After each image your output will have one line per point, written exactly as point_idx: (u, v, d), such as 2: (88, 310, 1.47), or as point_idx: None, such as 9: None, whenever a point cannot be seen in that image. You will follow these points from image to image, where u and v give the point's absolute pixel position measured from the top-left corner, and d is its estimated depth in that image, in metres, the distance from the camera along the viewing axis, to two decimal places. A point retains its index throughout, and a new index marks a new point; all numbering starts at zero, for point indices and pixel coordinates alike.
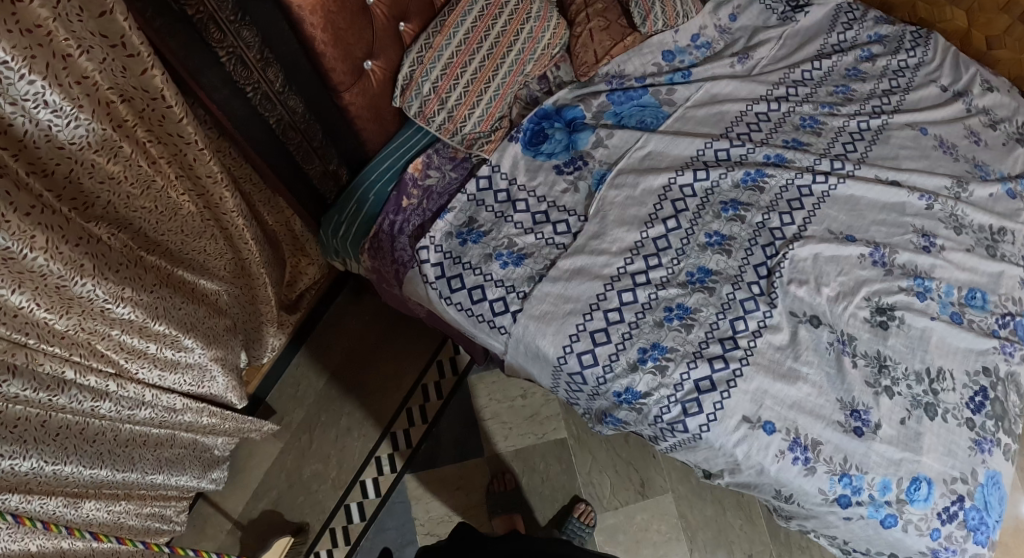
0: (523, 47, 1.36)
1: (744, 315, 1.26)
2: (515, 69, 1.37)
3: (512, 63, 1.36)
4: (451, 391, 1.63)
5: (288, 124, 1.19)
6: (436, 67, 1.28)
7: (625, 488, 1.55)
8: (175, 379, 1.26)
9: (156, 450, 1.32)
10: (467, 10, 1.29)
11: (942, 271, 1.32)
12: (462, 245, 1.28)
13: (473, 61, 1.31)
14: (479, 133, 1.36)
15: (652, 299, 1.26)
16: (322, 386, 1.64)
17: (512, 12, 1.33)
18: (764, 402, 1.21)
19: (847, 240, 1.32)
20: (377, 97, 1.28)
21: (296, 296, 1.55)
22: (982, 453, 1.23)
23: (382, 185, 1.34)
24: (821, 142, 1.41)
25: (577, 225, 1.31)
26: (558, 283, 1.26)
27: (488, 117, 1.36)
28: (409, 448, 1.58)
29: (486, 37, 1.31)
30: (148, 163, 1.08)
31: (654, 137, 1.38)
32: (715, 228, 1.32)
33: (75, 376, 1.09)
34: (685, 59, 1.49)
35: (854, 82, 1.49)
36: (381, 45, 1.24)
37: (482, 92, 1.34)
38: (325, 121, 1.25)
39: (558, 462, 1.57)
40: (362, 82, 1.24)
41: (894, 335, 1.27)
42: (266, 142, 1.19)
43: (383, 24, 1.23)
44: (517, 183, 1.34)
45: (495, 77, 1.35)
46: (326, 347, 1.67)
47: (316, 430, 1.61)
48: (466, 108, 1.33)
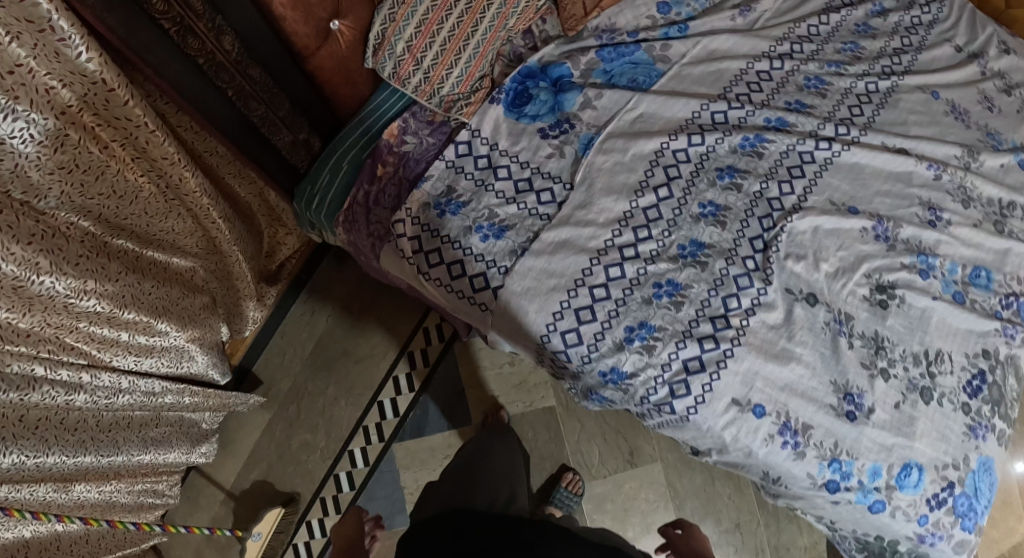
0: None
1: (737, 293, 1.19)
2: (498, 22, 1.26)
3: (495, 15, 1.25)
4: (437, 358, 1.58)
5: (250, 93, 1.09)
6: (410, 25, 1.20)
7: (614, 457, 1.52)
8: (152, 363, 1.20)
9: (142, 430, 1.27)
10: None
11: (947, 247, 1.27)
12: (440, 216, 1.20)
13: (451, 16, 1.22)
14: (458, 95, 1.27)
15: (641, 275, 1.18)
16: (309, 355, 1.59)
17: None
18: (754, 384, 1.17)
19: (850, 211, 1.26)
20: (344, 59, 1.20)
21: (276, 268, 1.49)
22: (976, 439, 1.22)
23: (357, 153, 1.26)
24: (825, 104, 1.33)
25: (562, 194, 1.22)
26: (541, 257, 1.18)
27: (468, 77, 1.26)
28: (397, 418, 1.55)
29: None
30: (99, 148, 0.99)
31: (647, 97, 1.28)
32: (710, 197, 1.23)
33: (46, 372, 1.04)
34: (682, 11, 1.36)
35: (864, 39, 1.40)
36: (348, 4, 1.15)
37: (461, 50, 1.24)
38: (291, 89, 1.16)
39: (547, 430, 1.54)
40: (328, 44, 1.16)
41: (893, 314, 1.22)
42: (227, 116, 1.09)
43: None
44: (498, 148, 1.25)
45: (475, 32, 1.24)
46: (309, 314, 1.61)
47: (303, 400, 1.57)
48: (444, 67, 1.24)
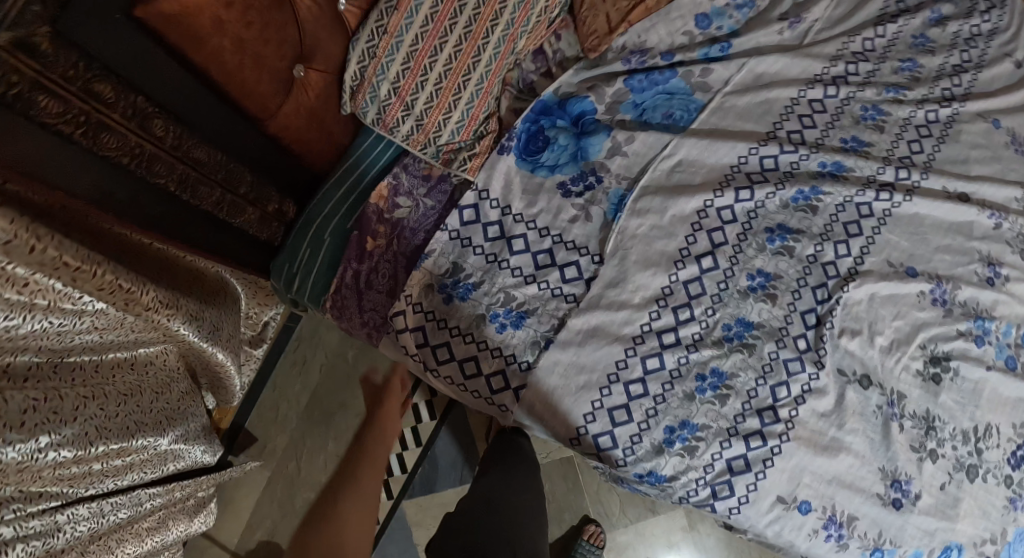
0: (514, 16, 0.98)
1: (787, 379, 1.05)
2: (508, 46, 1.00)
3: (503, 38, 0.99)
4: (446, 406, 1.39)
5: (196, 180, 0.88)
6: (394, 61, 0.95)
7: (637, 504, 1.41)
8: (137, 476, 1.03)
9: (136, 527, 1.07)
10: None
11: (1004, 308, 1.15)
12: (448, 303, 1.01)
13: (446, 46, 0.96)
14: (462, 141, 1.03)
15: (682, 366, 1.03)
16: (303, 408, 1.38)
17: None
18: (801, 479, 1.06)
19: (908, 274, 1.11)
20: (317, 112, 0.97)
21: (262, 327, 1.27)
22: (1015, 511, 1.15)
23: (338, 221, 1.03)
24: (884, 140, 1.15)
25: (590, 268, 1.02)
26: (569, 349, 1.00)
27: (471, 121, 1.02)
28: (404, 473, 1.36)
29: (461, 7, 0.95)
30: (17, 296, 0.72)
31: (687, 141, 1.07)
32: (759, 265, 1.06)
33: (14, 528, 0.86)
34: (724, 25, 1.13)
35: (923, 55, 1.21)
36: (316, 43, 0.92)
37: (461, 87, 0.99)
38: (249, 159, 0.94)
39: (566, 478, 1.42)
40: (294, 97, 0.93)
41: (946, 390, 1.12)
42: (171, 213, 0.87)
43: (316, 16, 0.89)
44: (511, 212, 1.02)
45: (478, 62, 0.99)
46: (300, 364, 1.40)
47: (302, 456, 1.37)
48: (441, 111, 1.00)
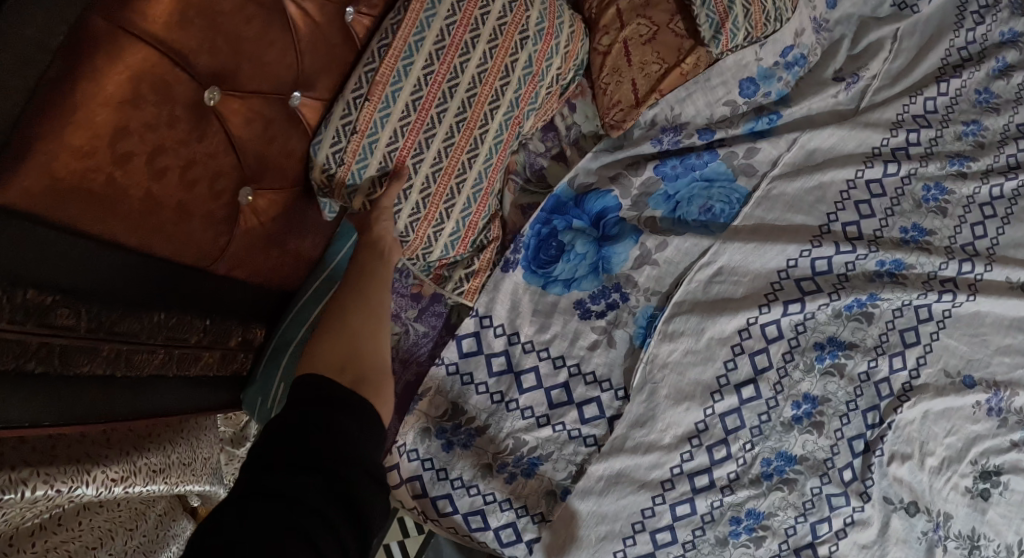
0: (516, 96, 0.80)
1: (828, 514, 0.93)
2: (509, 135, 0.82)
3: (504, 125, 0.80)
4: None
5: (133, 348, 0.66)
6: (367, 167, 0.75)
7: None
8: None
9: None
10: (408, 51, 0.73)
11: None
12: (448, 450, 0.85)
13: (433, 142, 0.77)
14: (459, 255, 0.83)
15: (714, 509, 0.89)
16: None
17: (492, 40, 0.77)
18: None
19: (965, 384, 0.99)
20: (275, 237, 0.75)
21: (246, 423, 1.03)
22: None
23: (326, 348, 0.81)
24: (946, 226, 1.00)
25: (614, 404, 0.87)
26: (588, 499, 0.85)
27: (470, 229, 0.82)
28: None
29: (449, 92, 0.76)
30: None
31: (731, 244, 0.90)
32: (805, 388, 0.92)
33: None
34: (773, 89, 0.95)
35: (987, 116, 1.07)
36: (263, 158, 0.70)
37: (455, 191, 0.79)
38: (198, 301, 0.72)
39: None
40: (241, 228, 0.71)
41: (994, 506, 1.01)
42: (105, 400, 0.65)
43: (255, 129, 0.67)
44: (520, 338, 0.87)
45: (473, 158, 0.79)
46: None
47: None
48: (430, 223, 0.79)
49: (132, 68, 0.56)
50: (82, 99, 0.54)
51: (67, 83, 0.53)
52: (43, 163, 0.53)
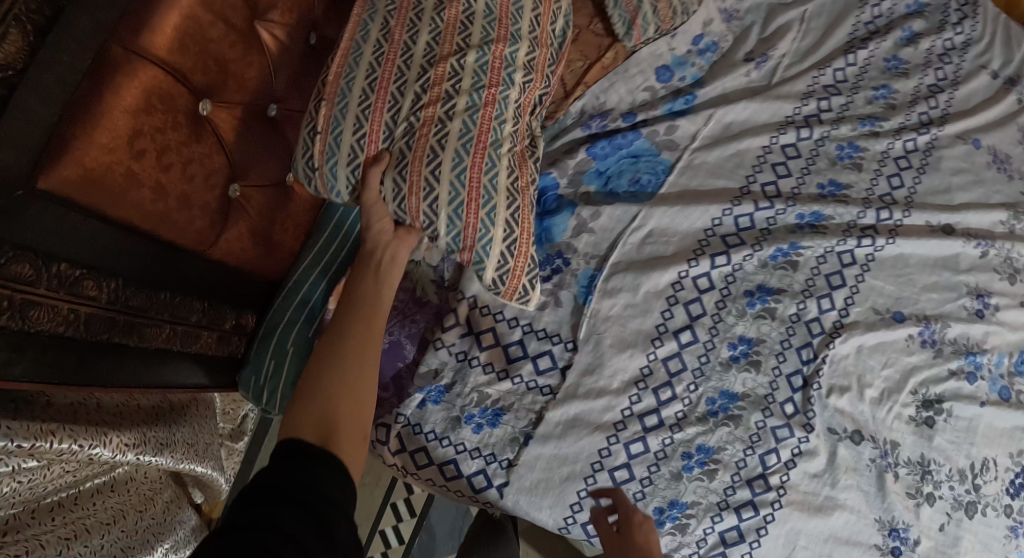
0: (476, 60, 0.86)
1: (776, 446, 1.02)
2: (486, 95, 0.86)
3: (471, 85, 0.86)
4: None
5: (143, 322, 0.80)
6: (337, 162, 0.87)
7: None
8: None
9: None
10: (351, 60, 0.87)
11: (995, 338, 1.13)
12: (421, 406, 0.95)
13: (399, 123, 0.86)
14: (478, 219, 0.86)
15: (667, 446, 0.99)
16: None
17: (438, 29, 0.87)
18: (797, 542, 1.03)
19: (896, 319, 1.08)
20: (260, 229, 0.90)
21: (242, 420, 1.18)
22: (1017, 539, 1.14)
23: (302, 329, 0.95)
24: (862, 179, 1.11)
25: (564, 356, 0.98)
26: (549, 443, 0.96)
27: (472, 187, 0.85)
28: (403, 544, 1.30)
29: (405, 76, 0.86)
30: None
31: (657, 208, 1.01)
32: (740, 331, 1.02)
33: None
34: (687, 73, 1.06)
35: (896, 80, 1.18)
36: (247, 160, 0.85)
37: (431, 160, 0.85)
38: (199, 283, 0.87)
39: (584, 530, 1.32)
40: (231, 219, 0.86)
41: (940, 432, 1.09)
42: (120, 365, 0.80)
43: (240, 135, 0.84)
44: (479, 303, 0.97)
45: (447, 126, 0.85)
46: None
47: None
48: (419, 198, 0.85)
49: (144, 83, 0.71)
50: (106, 108, 0.69)
51: (95, 96, 0.68)
52: (82, 154, 0.68)
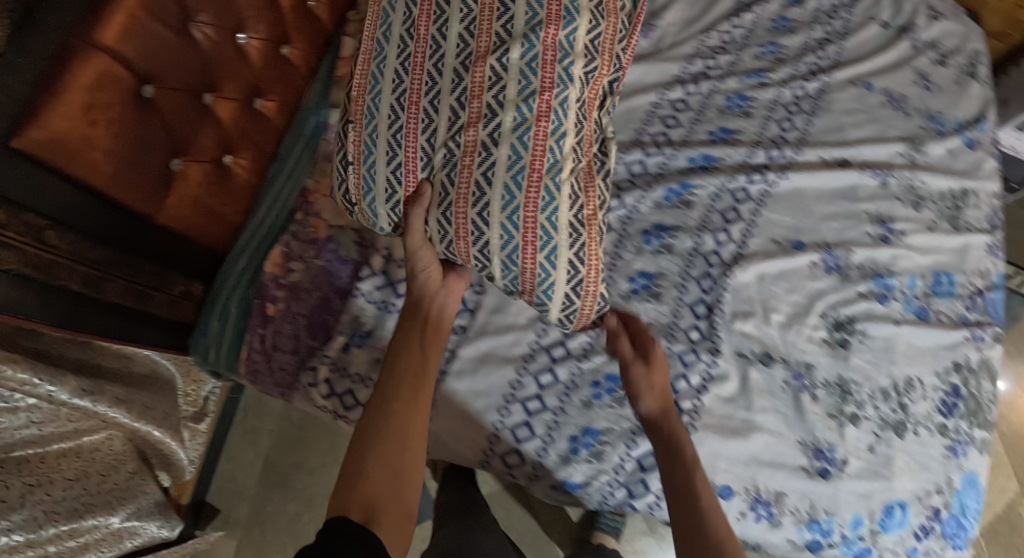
0: (526, 89, 0.91)
1: (684, 371, 1.08)
2: (536, 113, 0.91)
3: (518, 112, 0.91)
4: None
5: (102, 276, 0.91)
6: (376, 199, 0.99)
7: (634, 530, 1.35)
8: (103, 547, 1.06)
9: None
10: (371, 105, 0.98)
11: (905, 260, 1.17)
12: (346, 351, 1.05)
13: (434, 148, 0.95)
14: (533, 263, 0.92)
15: (575, 376, 1.06)
16: (261, 472, 1.33)
17: (467, 26, 0.95)
18: (717, 466, 1.07)
19: (795, 247, 1.14)
20: (205, 200, 0.99)
21: (204, 401, 1.24)
22: (957, 458, 1.15)
23: (240, 292, 1.05)
24: (752, 125, 1.19)
25: (473, 298, 1.08)
26: (464, 378, 1.05)
27: (528, 226, 0.91)
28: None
29: (434, 88, 0.95)
30: None
31: None
32: (639, 267, 1.10)
33: None
34: None
35: (783, 37, 1.27)
36: (189, 138, 0.95)
37: (476, 203, 0.92)
38: (151, 248, 0.97)
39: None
40: (176, 190, 0.96)
41: (856, 352, 1.13)
42: (84, 311, 0.90)
43: (185, 114, 0.94)
44: (394, 258, 1.07)
45: (491, 157, 0.92)
46: (251, 432, 1.35)
47: (265, 524, 1.31)
48: (467, 241, 0.93)
49: (101, 64, 0.83)
50: (67, 82, 0.81)
51: (59, 71, 0.80)
52: (46, 124, 0.80)
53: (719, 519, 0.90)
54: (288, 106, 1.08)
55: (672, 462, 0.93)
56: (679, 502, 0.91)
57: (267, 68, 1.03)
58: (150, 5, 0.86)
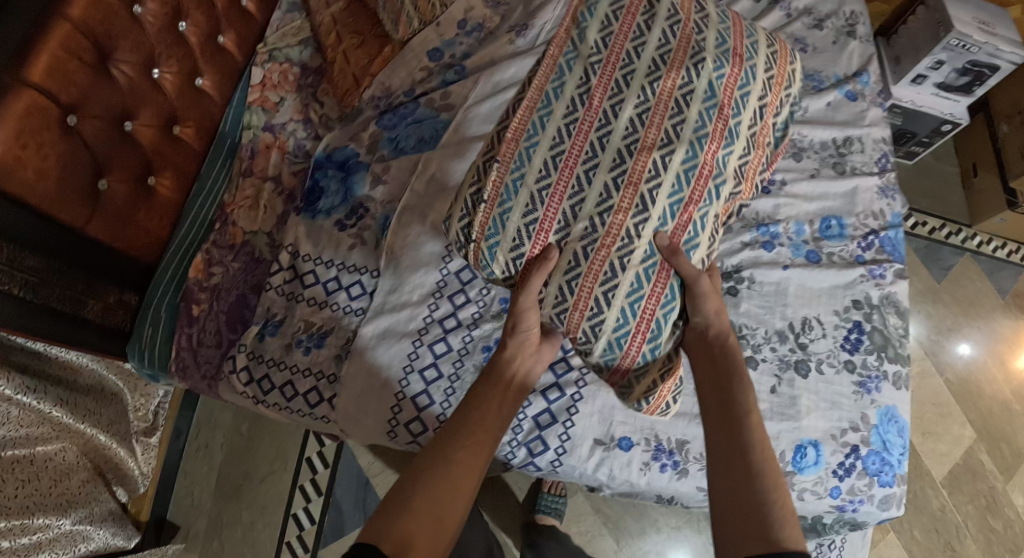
0: (723, 178, 1.06)
1: None
2: (678, 215, 1.04)
3: (664, 211, 1.03)
4: (336, 457, 1.45)
5: (39, 282, 0.98)
6: (500, 245, 1.04)
7: (581, 512, 1.40)
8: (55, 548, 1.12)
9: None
10: (669, 123, 1.04)
11: (788, 208, 1.22)
12: (260, 340, 1.14)
13: (578, 215, 1.03)
14: (637, 352, 1.03)
15: (467, 343, 1.15)
16: (215, 485, 1.44)
17: (640, 113, 1.05)
18: (613, 418, 1.11)
19: None
20: (129, 215, 1.09)
21: (153, 416, 1.35)
22: (868, 394, 1.14)
23: (168, 299, 1.16)
24: None
25: (372, 283, 1.16)
26: (365, 354, 1.13)
27: (644, 316, 1.02)
28: (314, 524, 1.41)
29: (592, 160, 1.04)
30: None
31: (434, 155, 1.17)
32: None
33: None
34: (456, 51, 1.24)
35: None
36: (112, 160, 1.04)
37: (605, 282, 1.01)
38: (85, 261, 1.05)
39: (493, 486, 1.41)
40: (103, 207, 1.04)
41: (746, 299, 1.16)
42: (30, 315, 0.98)
43: (109, 140, 1.03)
44: (300, 254, 1.17)
45: (630, 247, 1.02)
46: (203, 448, 1.46)
47: (223, 534, 1.41)
48: (582, 314, 1.02)
49: (29, 97, 0.92)
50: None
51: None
52: None
53: (763, 445, 0.95)
54: (204, 130, 1.21)
55: (727, 386, 1.00)
56: (724, 420, 0.98)
57: (180, 98, 1.14)
58: (69, 44, 0.96)
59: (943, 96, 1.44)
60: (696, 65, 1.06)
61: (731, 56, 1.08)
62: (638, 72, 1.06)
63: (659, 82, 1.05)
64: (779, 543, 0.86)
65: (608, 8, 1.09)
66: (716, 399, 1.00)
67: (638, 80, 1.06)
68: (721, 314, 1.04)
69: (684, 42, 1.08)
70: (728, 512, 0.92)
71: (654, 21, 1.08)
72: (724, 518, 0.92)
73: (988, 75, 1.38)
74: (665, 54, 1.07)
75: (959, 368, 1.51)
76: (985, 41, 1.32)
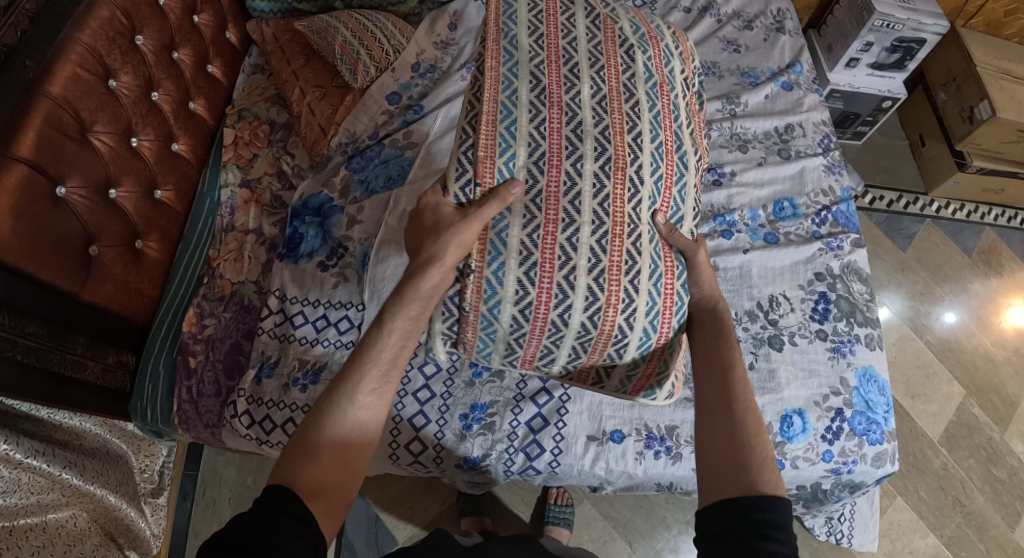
0: (687, 141, 1.04)
1: None
2: (664, 189, 1.00)
3: (654, 185, 0.99)
4: None
5: (39, 347, 1.04)
6: (508, 263, 0.95)
7: (596, 519, 1.42)
8: None
9: None
10: (630, 108, 1.00)
11: (740, 197, 1.29)
12: (259, 383, 1.19)
13: (580, 210, 0.95)
14: (669, 329, 1.00)
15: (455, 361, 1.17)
16: None
17: (599, 101, 0.99)
18: (602, 413, 1.15)
19: None
20: (122, 277, 1.16)
21: (160, 476, 1.40)
22: (844, 357, 1.19)
23: (167, 353, 1.22)
24: None
25: (359, 315, 1.21)
26: None
27: (666, 292, 0.99)
28: None
29: (575, 152, 0.97)
30: None
31: (403, 191, 1.25)
32: None
33: None
34: (413, 93, 1.35)
35: None
36: (99, 226, 1.11)
37: (628, 271, 0.97)
38: (83, 325, 1.11)
39: (500, 506, 1.44)
40: (95, 272, 1.11)
41: None
42: (33, 381, 1.03)
43: (94, 207, 1.10)
44: (288, 297, 1.23)
45: (637, 231, 0.97)
46: (211, 506, 1.47)
47: None
48: (616, 309, 0.97)
49: (17, 173, 0.98)
50: None
51: None
52: None
53: (747, 394, 0.92)
54: (184, 193, 1.28)
55: (715, 342, 0.98)
56: (712, 369, 0.95)
57: (159, 163, 1.22)
58: (53, 120, 1.03)
59: (878, 75, 1.54)
60: (628, 52, 1.04)
61: (649, 40, 1.07)
62: (581, 64, 1.01)
63: (605, 71, 1.01)
64: (755, 485, 0.85)
65: (528, 13, 1.03)
66: (706, 353, 0.97)
67: (585, 70, 1.00)
68: (712, 285, 1.03)
69: (609, 33, 1.05)
70: (708, 460, 0.90)
71: (575, 18, 1.05)
72: (703, 463, 0.90)
73: (917, 49, 1.47)
74: (597, 45, 1.03)
75: (939, 330, 1.58)
76: (907, 18, 1.40)
